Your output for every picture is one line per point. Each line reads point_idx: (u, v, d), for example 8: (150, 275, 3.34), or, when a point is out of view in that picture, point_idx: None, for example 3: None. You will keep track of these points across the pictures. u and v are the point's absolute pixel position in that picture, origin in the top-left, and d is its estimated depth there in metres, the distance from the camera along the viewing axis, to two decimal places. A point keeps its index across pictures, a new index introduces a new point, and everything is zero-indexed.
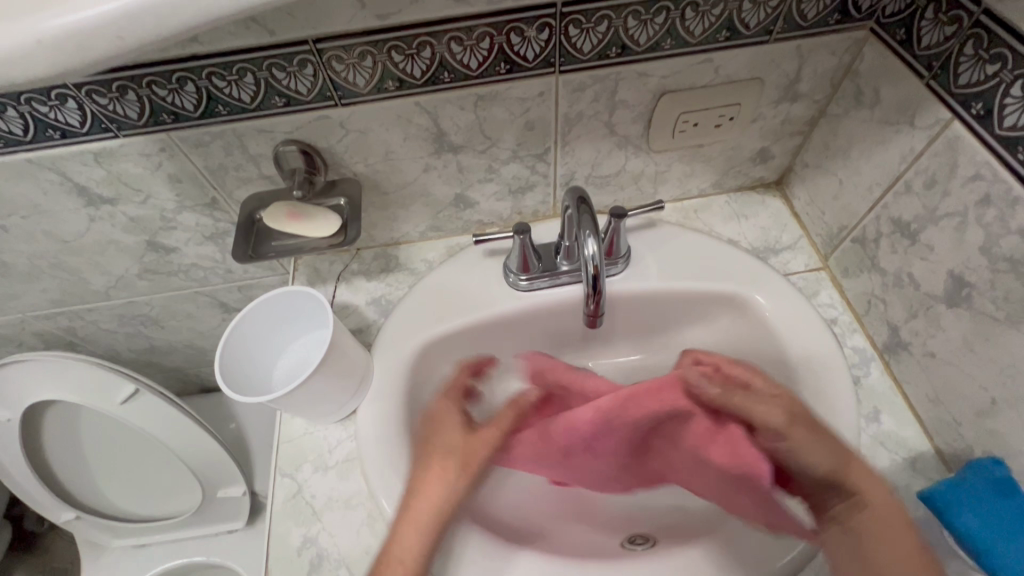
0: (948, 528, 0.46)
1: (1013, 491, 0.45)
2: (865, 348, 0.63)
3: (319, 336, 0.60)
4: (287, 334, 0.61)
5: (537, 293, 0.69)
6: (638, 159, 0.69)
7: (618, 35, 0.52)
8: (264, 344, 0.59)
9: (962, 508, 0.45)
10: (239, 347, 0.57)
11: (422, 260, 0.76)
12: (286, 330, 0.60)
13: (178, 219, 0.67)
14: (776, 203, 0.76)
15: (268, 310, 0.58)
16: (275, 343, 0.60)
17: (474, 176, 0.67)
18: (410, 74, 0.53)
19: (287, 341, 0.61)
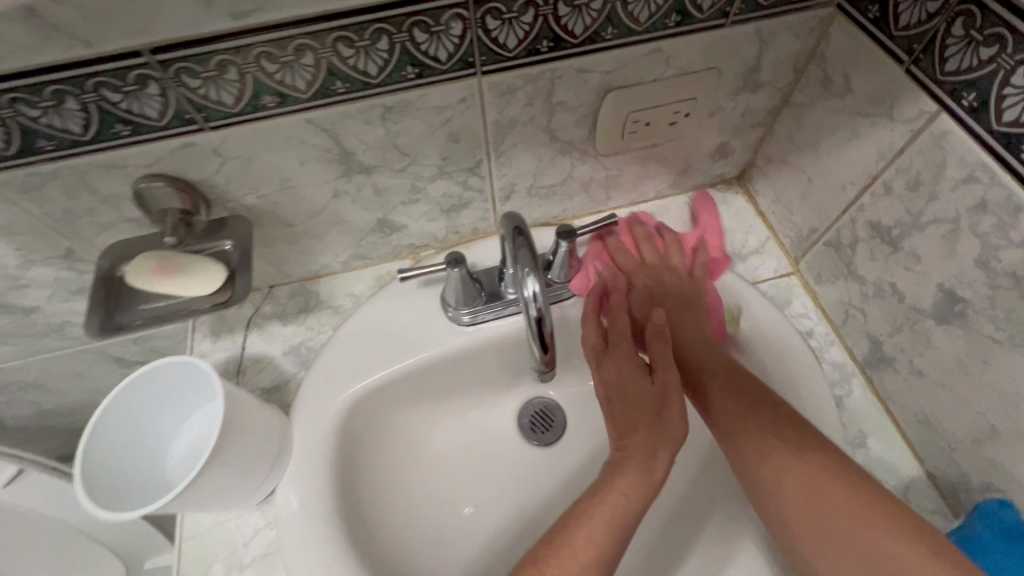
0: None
1: None
2: (844, 362, 0.57)
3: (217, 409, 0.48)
4: (183, 407, 0.50)
5: (483, 327, 0.60)
6: (586, 165, 0.60)
7: (548, 26, 0.43)
8: (157, 421, 0.49)
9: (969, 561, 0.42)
10: (118, 432, 0.47)
11: (347, 295, 0.65)
12: (182, 403, 0.49)
13: (29, 276, 0.54)
14: (738, 201, 0.69)
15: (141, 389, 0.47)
16: (172, 418, 0.50)
17: (396, 198, 0.57)
18: (292, 85, 0.42)
19: (187, 415, 0.50)
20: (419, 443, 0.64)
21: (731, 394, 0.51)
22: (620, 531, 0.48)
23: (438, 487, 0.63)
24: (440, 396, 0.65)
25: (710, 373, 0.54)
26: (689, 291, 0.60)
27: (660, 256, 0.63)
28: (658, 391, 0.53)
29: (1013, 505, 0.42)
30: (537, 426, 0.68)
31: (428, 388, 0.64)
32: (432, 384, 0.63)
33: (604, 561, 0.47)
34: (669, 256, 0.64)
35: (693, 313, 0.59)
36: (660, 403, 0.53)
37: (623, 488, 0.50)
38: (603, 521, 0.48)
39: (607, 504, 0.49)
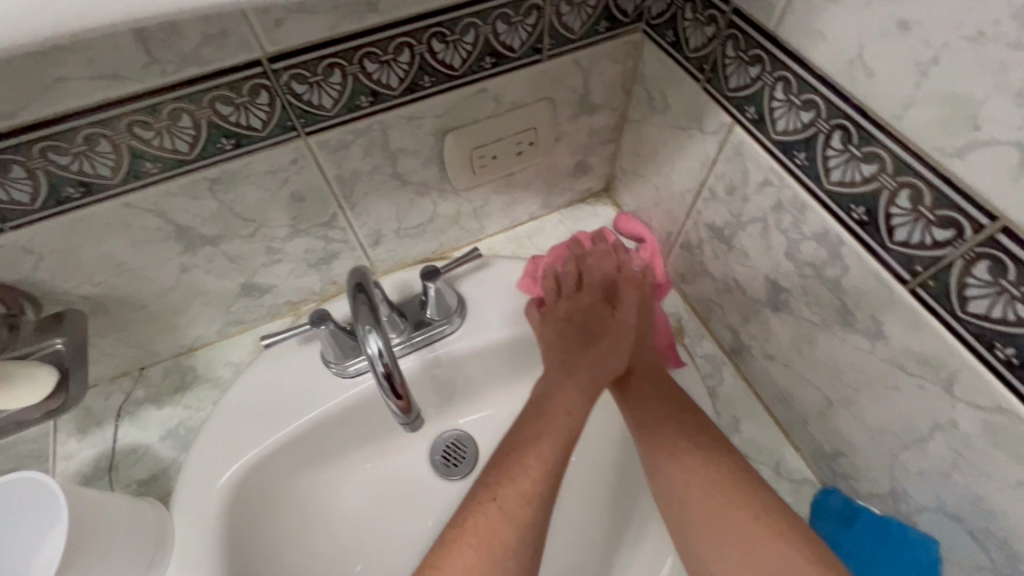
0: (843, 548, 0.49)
1: (854, 512, 0.49)
2: (715, 354, 0.61)
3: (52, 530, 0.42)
4: (42, 525, 0.45)
5: (369, 376, 0.59)
6: (448, 201, 0.61)
7: (361, 82, 0.43)
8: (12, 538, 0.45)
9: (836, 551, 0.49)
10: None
11: (227, 364, 0.63)
12: (36, 520, 0.45)
13: None
14: (608, 212, 0.72)
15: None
16: (29, 535, 0.45)
17: (254, 261, 0.55)
18: (94, 174, 0.40)
19: (41, 533, 0.45)
20: (326, 502, 0.63)
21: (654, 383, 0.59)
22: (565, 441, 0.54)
23: (351, 545, 0.62)
24: (343, 451, 0.64)
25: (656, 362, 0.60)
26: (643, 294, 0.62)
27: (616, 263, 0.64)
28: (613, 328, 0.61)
29: (834, 489, 0.51)
30: (448, 460, 0.67)
31: (329, 445, 0.62)
32: (333, 440, 0.62)
33: (548, 467, 0.52)
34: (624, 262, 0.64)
35: (647, 305, 0.62)
36: (613, 337, 0.61)
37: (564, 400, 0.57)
38: (553, 431, 0.54)
39: (556, 420, 0.55)
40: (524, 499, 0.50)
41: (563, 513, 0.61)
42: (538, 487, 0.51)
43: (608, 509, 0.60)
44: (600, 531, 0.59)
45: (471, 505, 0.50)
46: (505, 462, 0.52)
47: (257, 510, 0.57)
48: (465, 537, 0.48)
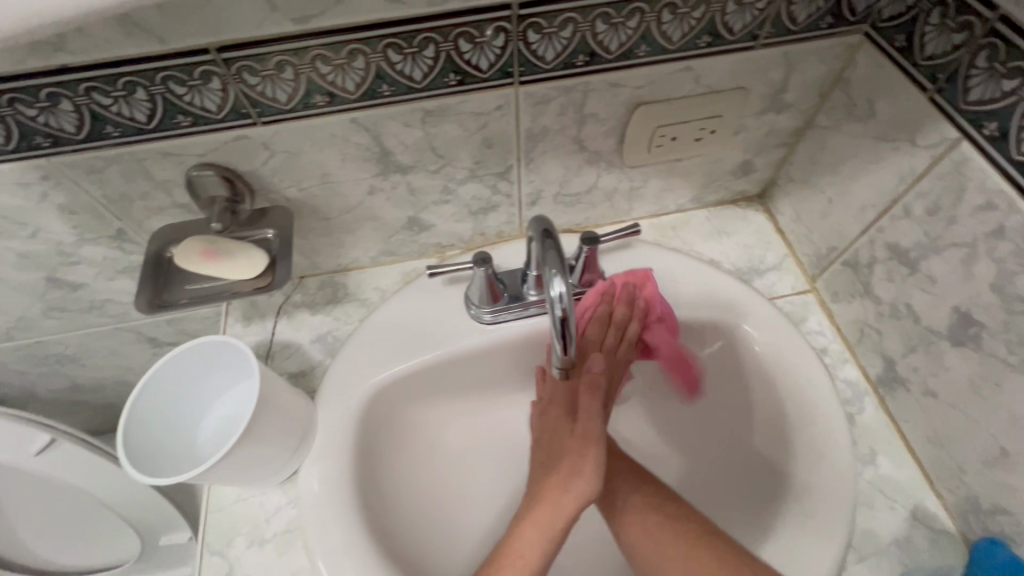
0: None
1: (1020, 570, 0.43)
2: (858, 381, 0.58)
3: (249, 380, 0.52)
4: (223, 381, 0.53)
5: (503, 327, 0.62)
6: (612, 175, 0.62)
7: (586, 41, 0.45)
8: (174, 411, 0.51)
9: None
10: (138, 427, 0.48)
11: (373, 289, 0.68)
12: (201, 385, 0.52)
13: (80, 253, 0.57)
14: (758, 218, 0.71)
15: (185, 365, 0.50)
16: (190, 404, 0.52)
17: (428, 197, 0.59)
18: (341, 87, 0.44)
19: (206, 397, 0.53)
20: (433, 439, 0.66)
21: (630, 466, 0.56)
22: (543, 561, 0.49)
23: (452, 485, 0.64)
24: (460, 392, 0.67)
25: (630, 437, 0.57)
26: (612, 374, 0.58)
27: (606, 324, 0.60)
28: (576, 448, 0.54)
29: (1001, 543, 0.45)
30: None
31: (451, 381, 0.65)
32: (455, 377, 0.65)
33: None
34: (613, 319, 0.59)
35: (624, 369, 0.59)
36: (577, 454, 0.53)
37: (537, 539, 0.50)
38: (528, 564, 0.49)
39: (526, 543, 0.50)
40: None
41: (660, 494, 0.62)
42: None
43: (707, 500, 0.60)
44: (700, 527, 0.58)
45: None
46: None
47: (381, 430, 0.61)
48: None
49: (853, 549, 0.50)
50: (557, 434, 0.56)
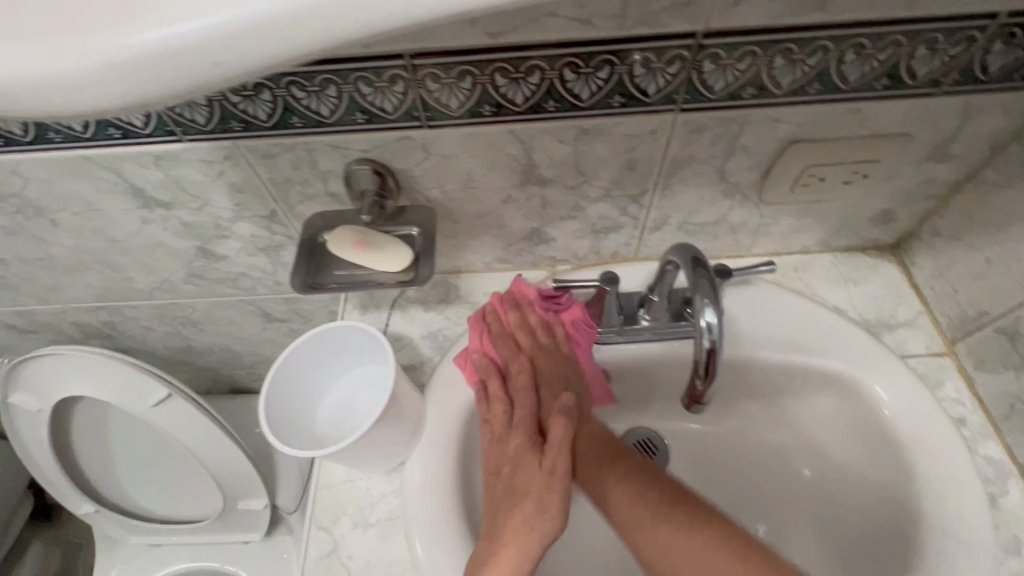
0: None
1: None
2: (1001, 460, 0.54)
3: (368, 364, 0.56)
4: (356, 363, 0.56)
5: (613, 349, 0.61)
6: (744, 209, 0.60)
7: (760, 74, 0.44)
8: (301, 399, 0.54)
9: None
10: (278, 414, 0.51)
11: (484, 294, 0.69)
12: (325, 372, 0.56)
13: (233, 229, 0.62)
14: (890, 269, 0.67)
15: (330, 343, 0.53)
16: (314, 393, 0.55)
17: (557, 212, 0.60)
18: (511, 99, 0.46)
19: (326, 385, 0.56)
20: None
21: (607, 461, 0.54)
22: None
23: None
24: None
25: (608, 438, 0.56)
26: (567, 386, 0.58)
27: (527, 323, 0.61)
28: (541, 476, 0.51)
29: None
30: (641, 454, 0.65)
31: None
32: None
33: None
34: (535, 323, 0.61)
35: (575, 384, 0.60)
36: (543, 486, 0.51)
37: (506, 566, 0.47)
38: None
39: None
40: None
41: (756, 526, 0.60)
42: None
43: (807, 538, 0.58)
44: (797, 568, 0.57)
45: None
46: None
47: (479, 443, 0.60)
48: None
49: None
50: (518, 465, 0.53)
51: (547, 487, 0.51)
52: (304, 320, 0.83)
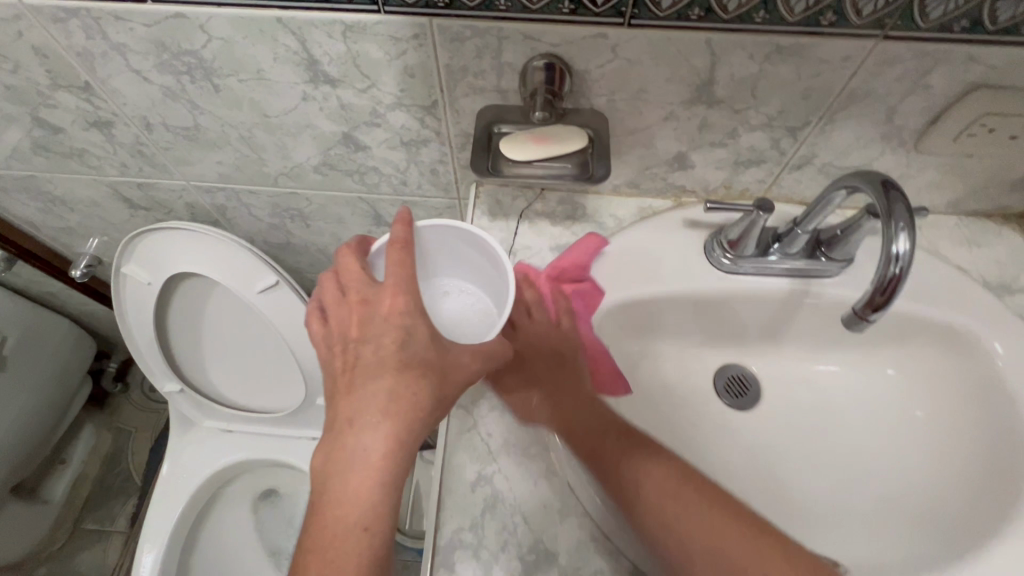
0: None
1: None
2: None
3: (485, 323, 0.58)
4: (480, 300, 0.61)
5: (740, 277, 0.64)
6: (894, 157, 0.61)
7: (980, 7, 0.45)
8: (456, 251, 0.60)
9: None
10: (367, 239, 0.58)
11: (611, 215, 0.70)
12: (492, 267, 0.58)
13: (386, 117, 0.63)
14: (1014, 237, 0.68)
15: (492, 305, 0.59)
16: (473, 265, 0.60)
17: (711, 136, 0.61)
18: (724, 5, 0.46)
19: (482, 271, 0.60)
20: (636, 369, 0.68)
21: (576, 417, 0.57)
22: (397, 443, 0.46)
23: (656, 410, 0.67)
24: (669, 332, 0.69)
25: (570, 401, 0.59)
26: (553, 357, 0.62)
27: (532, 317, 0.63)
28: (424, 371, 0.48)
29: None
30: (735, 387, 0.70)
31: (668, 320, 0.68)
32: (675, 318, 0.68)
33: (385, 499, 0.46)
34: (539, 318, 0.63)
35: (559, 353, 0.62)
36: (412, 372, 0.48)
37: (378, 395, 0.47)
38: (375, 455, 0.46)
39: (362, 406, 0.47)
40: (370, 533, 0.45)
41: (851, 462, 0.64)
42: (381, 505, 0.45)
43: (913, 473, 0.61)
44: (900, 501, 0.60)
45: (327, 515, 0.45)
46: (327, 494, 0.46)
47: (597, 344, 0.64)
48: (324, 561, 0.44)
49: None
50: (376, 334, 0.49)
51: (409, 325, 0.49)
52: None
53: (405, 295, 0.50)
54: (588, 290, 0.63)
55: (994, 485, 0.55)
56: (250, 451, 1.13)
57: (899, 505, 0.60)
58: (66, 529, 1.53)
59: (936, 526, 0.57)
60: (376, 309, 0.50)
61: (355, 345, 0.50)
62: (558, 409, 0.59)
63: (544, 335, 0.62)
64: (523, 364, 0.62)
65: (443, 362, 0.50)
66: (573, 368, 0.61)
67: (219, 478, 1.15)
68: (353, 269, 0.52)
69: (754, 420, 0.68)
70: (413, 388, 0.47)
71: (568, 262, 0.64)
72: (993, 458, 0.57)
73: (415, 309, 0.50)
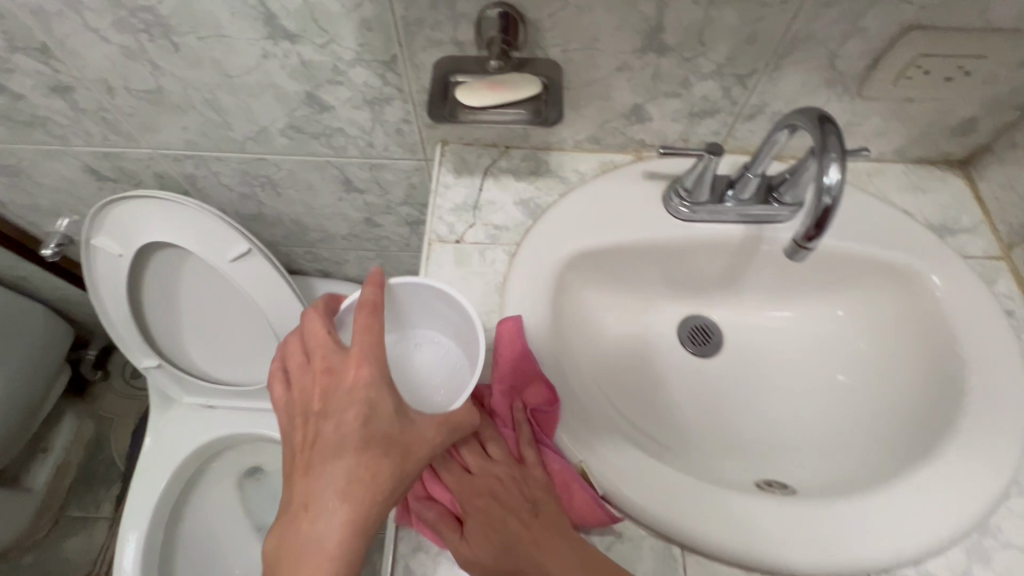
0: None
1: None
2: None
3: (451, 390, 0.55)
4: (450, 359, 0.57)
5: (697, 225, 0.66)
6: (840, 104, 0.64)
7: None
8: (435, 307, 0.57)
9: None
10: (336, 295, 0.56)
11: (573, 170, 0.72)
12: (464, 325, 0.55)
13: (348, 74, 0.64)
14: (957, 182, 0.71)
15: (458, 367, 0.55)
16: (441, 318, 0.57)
17: (665, 87, 0.62)
18: None
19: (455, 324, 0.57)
20: (601, 318, 0.71)
21: (516, 550, 0.47)
22: (355, 528, 0.42)
23: (619, 354, 0.70)
24: (632, 283, 0.72)
25: (516, 530, 0.48)
26: (516, 478, 0.51)
27: (481, 454, 0.53)
28: (388, 449, 0.45)
29: None
30: (697, 337, 0.73)
31: (630, 268, 0.70)
32: (637, 266, 0.70)
33: None
34: (490, 454, 0.53)
35: (514, 485, 0.51)
36: (375, 450, 0.44)
37: (339, 477, 0.43)
38: (330, 542, 0.42)
39: (320, 488, 0.43)
40: None
41: (804, 398, 0.67)
42: None
43: (863, 405, 0.64)
44: (849, 429, 0.63)
45: None
46: None
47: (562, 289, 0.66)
48: None
49: (1018, 483, 0.53)
50: (339, 409, 0.45)
51: (374, 398, 0.45)
52: (381, 191, 0.86)
53: (369, 368, 0.46)
54: (543, 396, 0.54)
55: (935, 408, 0.58)
56: (232, 426, 1.14)
57: (850, 436, 0.63)
58: (49, 516, 1.52)
59: (882, 449, 0.60)
60: (340, 380, 0.47)
61: (318, 417, 0.46)
62: (496, 528, 0.48)
63: (499, 461, 0.52)
64: (475, 495, 0.50)
65: (408, 440, 0.46)
66: (541, 508, 0.50)
67: (201, 454, 1.15)
68: (320, 332, 0.50)
69: (716, 366, 0.71)
70: (374, 467, 0.44)
71: (506, 362, 0.54)
72: (933, 385, 0.60)
73: (380, 379, 0.46)
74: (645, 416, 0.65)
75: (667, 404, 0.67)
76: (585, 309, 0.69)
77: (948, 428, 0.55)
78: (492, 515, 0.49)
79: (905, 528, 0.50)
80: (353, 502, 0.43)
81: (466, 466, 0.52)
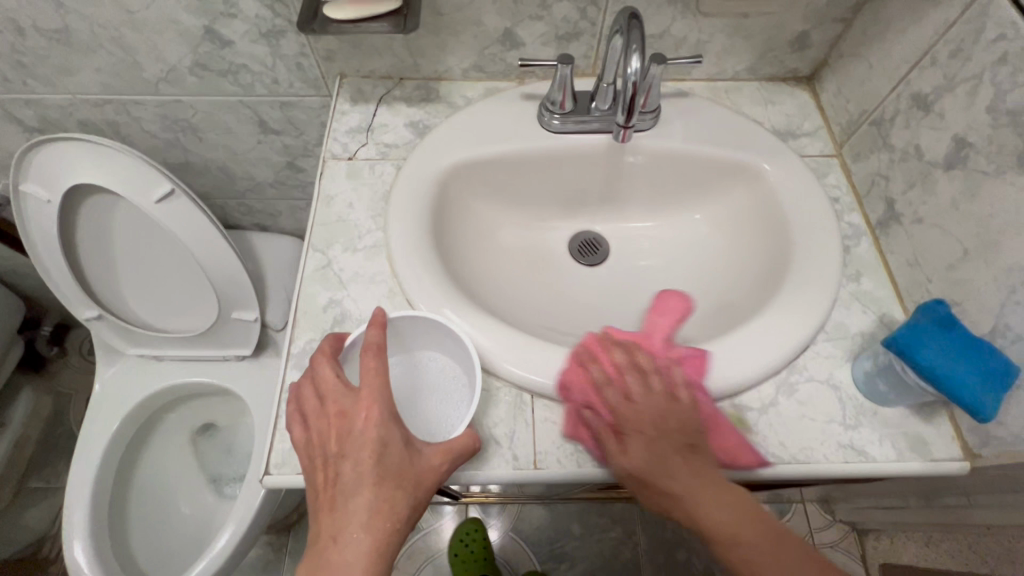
0: (911, 366, 0.49)
1: (953, 324, 0.49)
2: (859, 225, 0.68)
3: (434, 425, 0.56)
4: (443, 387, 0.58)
5: (567, 136, 0.73)
6: (685, 22, 0.71)
7: None
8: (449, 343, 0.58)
9: (924, 349, 0.48)
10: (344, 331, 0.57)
11: (461, 97, 0.79)
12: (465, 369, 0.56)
13: (240, 6, 0.70)
14: (803, 95, 0.79)
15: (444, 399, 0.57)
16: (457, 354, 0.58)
17: (527, 10, 0.70)
18: None
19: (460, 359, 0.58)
20: (490, 230, 0.78)
21: (690, 467, 0.49)
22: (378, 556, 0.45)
23: (506, 260, 0.77)
24: (518, 197, 0.79)
25: (687, 448, 0.49)
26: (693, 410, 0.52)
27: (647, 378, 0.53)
28: (405, 479, 0.47)
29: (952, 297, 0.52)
30: (580, 245, 0.81)
31: (513, 182, 0.77)
32: (519, 180, 0.77)
33: None
34: (677, 392, 0.52)
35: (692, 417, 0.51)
36: (393, 483, 0.46)
37: (363, 508, 0.45)
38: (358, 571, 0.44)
39: (347, 523, 0.45)
40: None
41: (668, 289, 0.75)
42: None
43: (716, 288, 0.73)
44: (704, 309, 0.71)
45: None
46: None
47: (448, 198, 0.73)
48: None
49: (826, 332, 0.61)
50: (356, 449, 0.47)
51: (390, 436, 0.47)
52: (295, 132, 0.92)
53: (381, 405, 0.48)
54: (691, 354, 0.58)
55: (768, 280, 0.66)
56: (177, 377, 1.19)
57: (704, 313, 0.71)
58: (10, 488, 1.55)
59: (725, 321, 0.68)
60: (352, 422, 0.48)
61: (335, 459, 0.47)
62: (667, 447, 0.49)
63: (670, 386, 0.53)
64: (653, 413, 0.51)
65: (423, 471, 0.48)
66: (705, 444, 0.51)
67: (149, 405, 1.20)
68: (330, 376, 0.51)
69: (596, 270, 0.78)
70: (393, 499, 0.46)
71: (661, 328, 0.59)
72: (771, 263, 0.68)
73: (388, 416, 0.48)
74: (525, 310, 0.72)
75: (549, 302, 0.74)
76: (476, 221, 0.77)
77: (775, 291, 0.63)
78: (673, 432, 0.50)
79: (733, 367, 0.57)
80: (383, 530, 0.45)
81: (645, 383, 0.52)
